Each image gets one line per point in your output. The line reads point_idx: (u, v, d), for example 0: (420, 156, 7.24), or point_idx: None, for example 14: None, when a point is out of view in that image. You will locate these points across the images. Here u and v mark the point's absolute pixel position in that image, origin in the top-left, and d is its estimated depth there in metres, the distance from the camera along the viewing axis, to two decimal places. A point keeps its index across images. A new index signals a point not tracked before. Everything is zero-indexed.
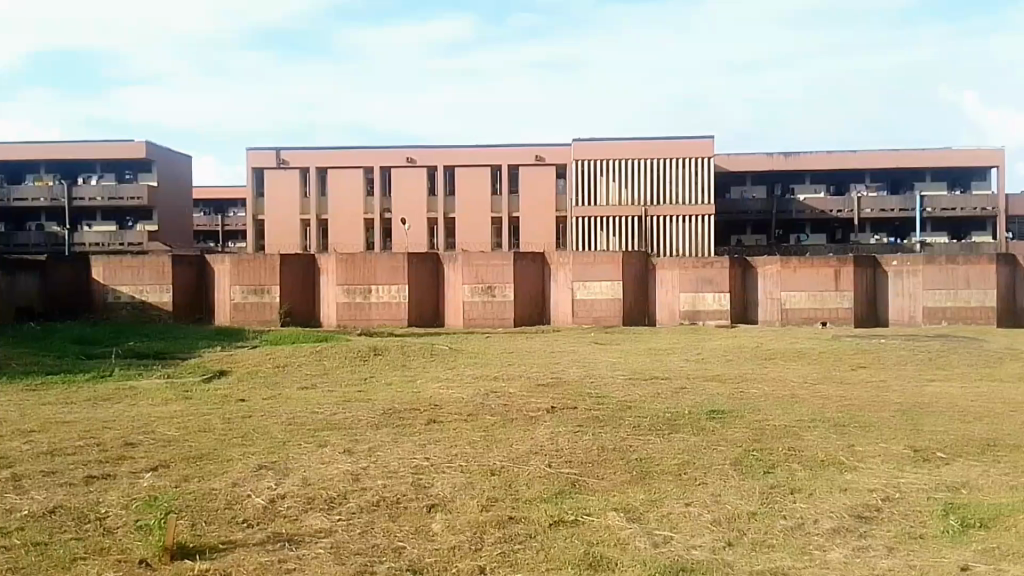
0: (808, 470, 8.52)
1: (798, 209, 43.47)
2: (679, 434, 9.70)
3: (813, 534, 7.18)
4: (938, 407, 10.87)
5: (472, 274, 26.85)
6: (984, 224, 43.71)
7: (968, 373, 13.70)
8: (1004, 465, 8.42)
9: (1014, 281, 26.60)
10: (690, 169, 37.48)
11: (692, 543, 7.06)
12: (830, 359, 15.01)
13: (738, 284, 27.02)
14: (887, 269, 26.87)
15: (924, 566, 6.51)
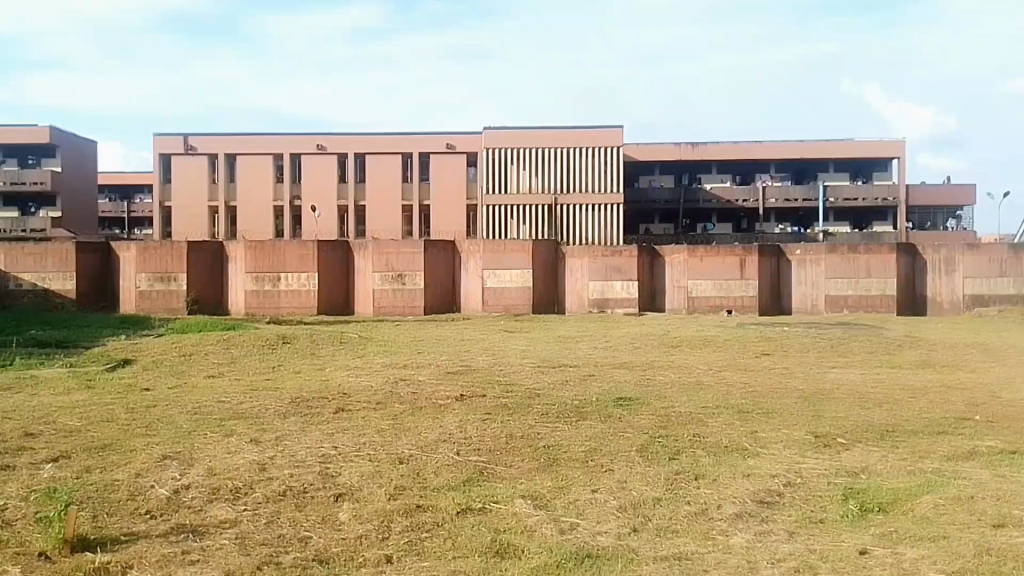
0: (712, 457, 8.62)
1: (705, 199, 44.21)
2: (587, 421, 9.76)
3: (717, 519, 7.27)
4: (840, 394, 11.10)
5: (382, 262, 26.75)
6: (885, 214, 44.83)
7: (869, 360, 14.02)
8: (901, 450, 8.64)
9: (914, 270, 27.20)
10: (597, 159, 37.52)
11: (598, 529, 7.13)
12: (735, 346, 15.25)
13: (646, 273, 27.37)
14: (790, 258, 27.32)
15: (823, 550, 6.66)
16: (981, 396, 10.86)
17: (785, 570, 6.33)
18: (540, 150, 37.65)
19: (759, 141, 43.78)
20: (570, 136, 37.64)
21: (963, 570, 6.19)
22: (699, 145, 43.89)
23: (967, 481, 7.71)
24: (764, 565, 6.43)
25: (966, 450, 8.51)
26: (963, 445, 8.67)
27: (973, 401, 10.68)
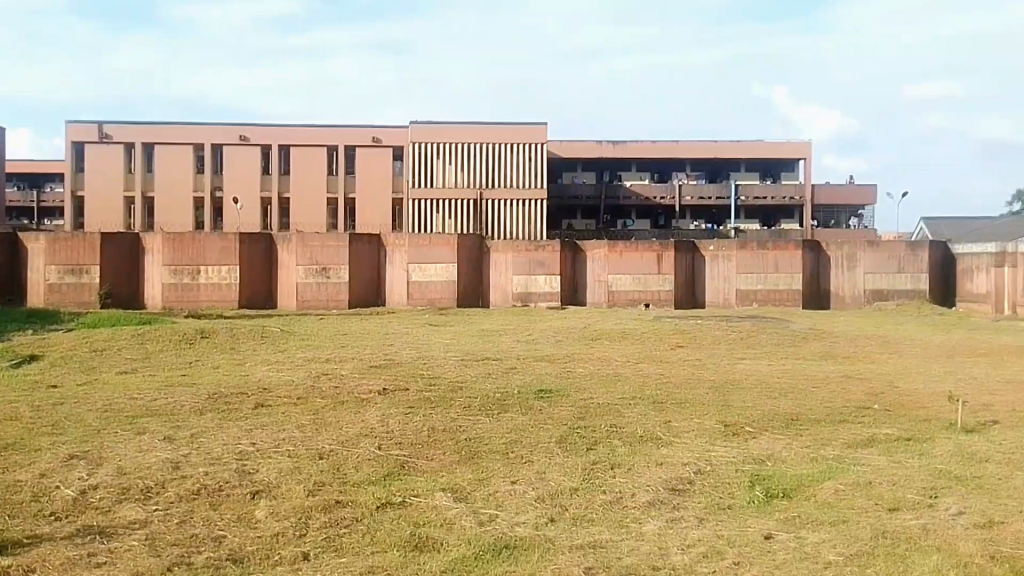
0: (628, 446, 8.86)
1: (625, 196, 44.96)
2: (508, 413, 9.88)
3: (631, 508, 7.49)
4: (748, 384, 11.55)
5: (306, 255, 26.49)
6: (792, 211, 46.43)
7: (776, 351, 14.62)
8: (805, 437, 9.06)
9: (818, 266, 28.47)
10: (520, 154, 37.65)
11: (517, 520, 7.25)
12: (651, 339, 15.67)
13: (568, 268, 27.78)
14: (704, 253, 28.20)
15: (730, 536, 6.96)
16: (878, 386, 11.48)
17: (693, 556, 6.62)
18: (471, 145, 37.54)
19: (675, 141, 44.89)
20: (506, 134, 37.67)
21: (858, 553, 6.58)
22: (620, 142, 44.83)
23: (866, 467, 8.15)
24: (675, 552, 6.69)
25: (864, 437, 8.98)
26: (862, 433, 9.16)
27: (872, 390, 11.26)
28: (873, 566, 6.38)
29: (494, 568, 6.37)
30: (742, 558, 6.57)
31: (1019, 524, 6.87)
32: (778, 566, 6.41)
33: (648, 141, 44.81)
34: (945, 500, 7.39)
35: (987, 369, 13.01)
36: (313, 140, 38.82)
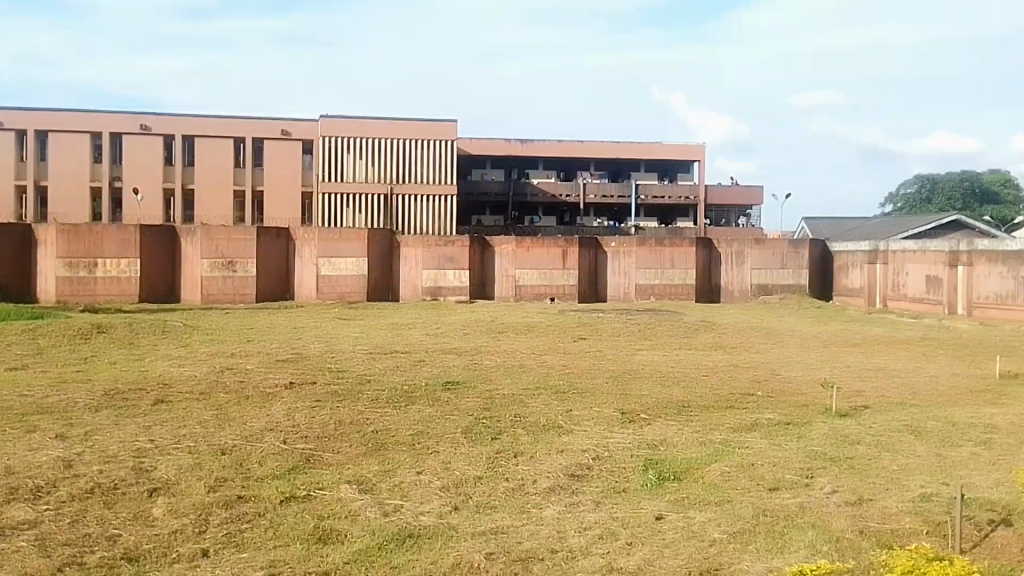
0: (530, 435, 9.17)
1: (532, 193, 45.60)
2: (415, 405, 10.05)
3: (532, 493, 7.81)
4: (645, 373, 12.12)
5: (211, 249, 26.21)
6: (687, 211, 48.30)
7: (670, 342, 15.38)
8: (695, 422, 9.62)
9: (710, 261, 30.72)
10: (430, 151, 37.79)
11: (421, 510, 7.43)
12: (555, 332, 16.18)
13: (477, 262, 29.15)
14: (607, 250, 29.99)
15: (624, 518, 7.37)
16: (761, 373, 12.30)
17: (589, 538, 6.99)
18: (383, 140, 37.41)
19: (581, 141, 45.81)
20: (420, 129, 37.65)
21: (742, 531, 7.10)
22: (528, 142, 45.81)
23: (750, 450, 8.73)
24: (572, 535, 7.04)
25: (748, 423, 9.61)
26: (747, 418, 9.79)
27: (756, 377, 12.04)
28: (753, 543, 6.92)
29: (397, 556, 6.53)
30: (634, 539, 6.99)
31: (884, 500, 7.54)
32: (666, 546, 6.85)
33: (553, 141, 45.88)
34: (820, 479, 8.02)
35: (856, 356, 14.18)
36: (223, 131, 37.58)
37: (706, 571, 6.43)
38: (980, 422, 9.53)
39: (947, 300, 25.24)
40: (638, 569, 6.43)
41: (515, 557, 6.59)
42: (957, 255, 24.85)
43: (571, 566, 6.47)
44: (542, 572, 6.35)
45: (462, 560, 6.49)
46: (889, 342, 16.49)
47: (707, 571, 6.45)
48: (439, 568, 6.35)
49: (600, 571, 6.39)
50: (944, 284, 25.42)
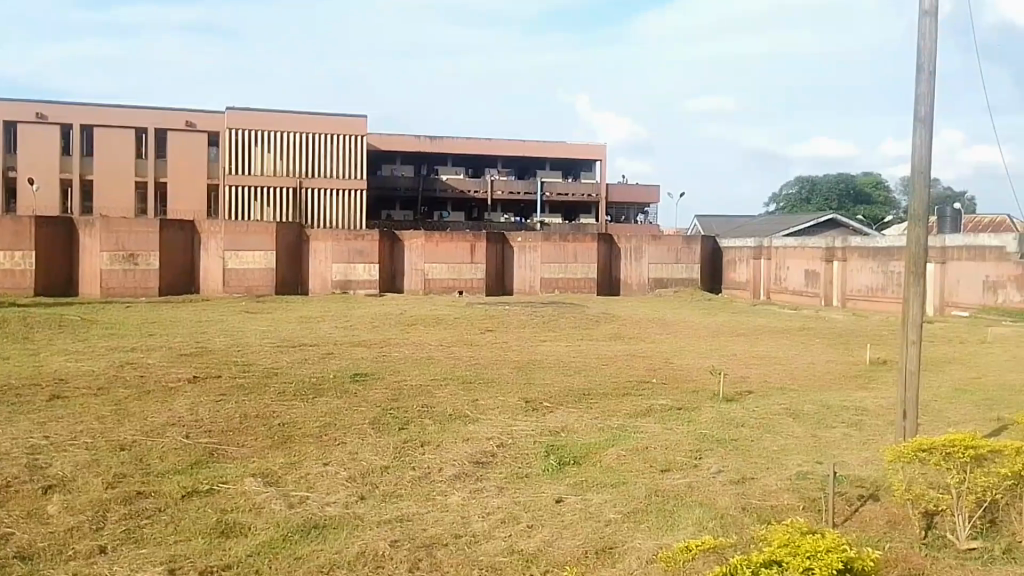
0: (438, 424, 9.45)
1: (442, 188, 46.04)
2: (323, 397, 10.18)
3: (438, 481, 8.08)
4: (547, 363, 12.58)
5: (112, 241, 25.71)
6: (589, 207, 49.83)
7: (572, 333, 15.99)
8: (594, 409, 10.12)
9: (610, 256, 32.19)
10: (340, 146, 37.40)
11: (327, 500, 7.57)
12: (463, 324, 16.54)
13: (387, 256, 29.60)
14: (513, 244, 31.14)
15: (526, 502, 7.72)
16: (656, 362, 12.94)
17: (492, 522, 7.29)
18: (294, 134, 36.74)
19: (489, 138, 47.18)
20: (337, 123, 37.27)
21: (635, 511, 7.54)
22: (438, 138, 46.57)
23: (643, 434, 9.26)
24: (476, 520, 7.32)
25: (643, 409, 10.14)
26: (642, 404, 10.34)
27: (651, 366, 12.67)
28: (644, 521, 7.37)
29: (301, 547, 6.64)
30: (534, 521, 7.34)
31: (765, 478, 8.14)
32: (565, 527, 7.23)
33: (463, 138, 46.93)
34: (708, 460, 8.57)
35: (741, 344, 15.11)
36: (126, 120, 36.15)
37: (602, 549, 6.83)
38: (851, 405, 10.40)
39: (824, 293, 27.38)
40: (537, 550, 6.76)
41: (420, 543, 6.80)
42: (833, 251, 27.05)
43: (473, 550, 6.74)
44: (445, 557, 6.60)
45: (366, 548, 6.66)
46: (773, 331, 17.61)
47: (602, 550, 6.85)
48: (342, 557, 6.50)
49: (502, 553, 6.69)
50: (822, 278, 27.56)
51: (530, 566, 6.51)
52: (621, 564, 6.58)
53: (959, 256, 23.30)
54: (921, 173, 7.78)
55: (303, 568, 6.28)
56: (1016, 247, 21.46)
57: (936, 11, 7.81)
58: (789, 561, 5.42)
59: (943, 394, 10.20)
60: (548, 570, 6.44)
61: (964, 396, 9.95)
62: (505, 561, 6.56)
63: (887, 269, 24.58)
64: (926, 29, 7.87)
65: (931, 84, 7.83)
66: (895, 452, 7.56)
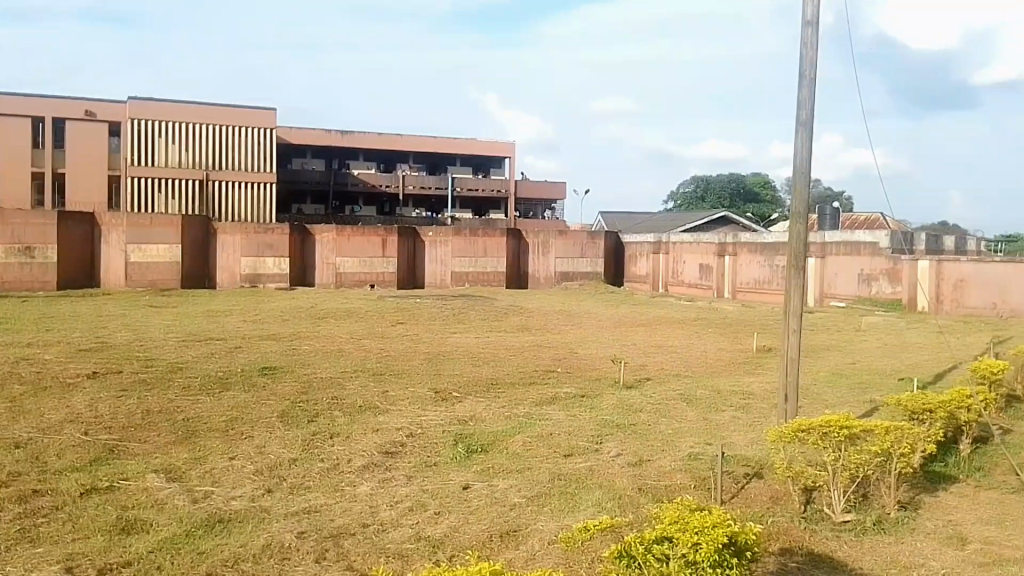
0: (347, 416, 9.64)
1: (353, 183, 45.91)
2: (230, 391, 10.19)
3: (346, 472, 8.26)
4: (457, 354, 12.91)
5: (7, 234, 24.64)
6: (499, 204, 51.60)
7: (481, 325, 16.47)
8: (500, 398, 10.50)
9: (519, 251, 33.57)
10: (247, 137, 36.54)
11: (233, 495, 7.59)
12: (374, 318, 16.77)
13: (297, 250, 29.93)
14: (425, 238, 31.75)
15: (434, 489, 7.97)
16: (560, 351, 13.49)
17: (400, 510, 7.47)
18: (201, 126, 35.83)
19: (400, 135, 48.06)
20: (252, 117, 36.63)
21: (539, 495, 7.88)
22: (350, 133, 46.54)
23: (548, 421, 9.68)
24: (384, 509, 7.49)
25: (547, 397, 10.59)
26: (547, 393, 10.76)
27: (557, 355, 13.16)
28: (548, 504, 7.72)
29: (205, 542, 6.63)
30: (441, 508, 7.56)
31: (660, 460, 8.67)
32: (472, 512, 7.48)
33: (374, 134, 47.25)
34: (607, 444, 9.04)
35: (641, 334, 15.91)
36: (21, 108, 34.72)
37: (506, 533, 7.10)
38: (739, 389, 11.16)
39: (717, 285, 30.87)
40: (444, 536, 6.98)
41: (327, 533, 6.91)
42: (725, 247, 30.57)
43: (381, 538, 6.89)
44: (352, 546, 6.72)
45: (271, 541, 6.71)
46: (671, 321, 18.59)
47: (506, 533, 7.13)
48: (247, 550, 6.53)
49: (409, 540, 6.86)
50: (715, 271, 31.04)
51: (437, 550, 6.70)
52: (525, 545, 6.87)
53: (836, 251, 27.16)
54: (803, 175, 8.42)
55: (208, 563, 6.27)
56: (887, 243, 25.40)
57: (818, 22, 8.37)
58: (679, 536, 5.56)
59: (820, 378, 11.10)
60: (453, 554, 6.64)
61: (839, 379, 10.86)
62: (411, 547, 6.73)
63: (772, 263, 28.41)
64: (808, 38, 8.41)
65: (812, 90, 8.41)
66: (778, 432, 8.15)
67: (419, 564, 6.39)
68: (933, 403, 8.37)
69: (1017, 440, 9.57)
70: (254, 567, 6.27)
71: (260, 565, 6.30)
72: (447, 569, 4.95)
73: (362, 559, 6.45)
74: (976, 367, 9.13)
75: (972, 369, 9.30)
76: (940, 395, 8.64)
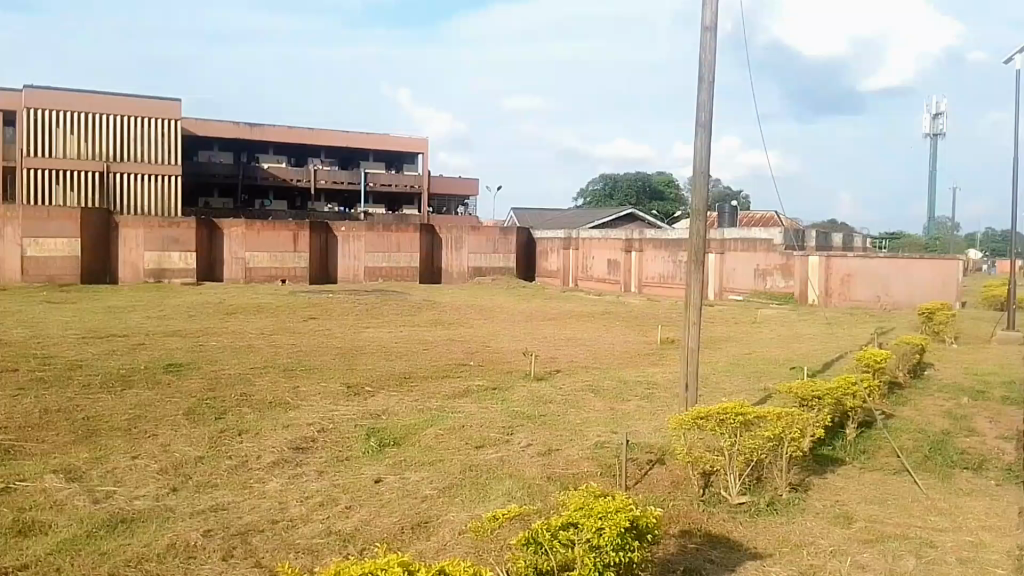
0: (257, 412, 9.73)
1: (262, 176, 47.07)
2: (133, 389, 10.14)
3: (255, 469, 8.26)
4: (368, 349, 13.38)
5: None
6: (413, 199, 53.47)
7: (393, 321, 17.27)
8: (413, 392, 10.79)
9: (432, 246, 36.44)
10: (151, 129, 35.05)
11: (137, 494, 7.47)
12: (285, 314, 17.62)
13: (204, 244, 31.99)
14: (337, 233, 34.56)
15: (346, 483, 8.03)
16: (474, 347, 13.98)
17: (310, 505, 7.49)
18: (102, 116, 34.47)
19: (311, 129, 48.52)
20: (164, 110, 35.25)
21: (451, 486, 8.03)
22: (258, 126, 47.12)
23: (461, 413, 9.97)
24: (293, 504, 7.50)
25: (460, 390, 10.90)
26: (460, 386, 11.13)
27: (469, 349, 13.79)
28: (460, 494, 7.88)
29: (107, 542, 6.49)
30: (352, 502, 7.62)
31: (568, 449, 9.02)
32: (383, 505, 7.56)
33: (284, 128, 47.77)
34: (518, 435, 9.35)
35: (551, 328, 16.69)
36: None
37: (417, 525, 7.20)
38: (644, 379, 11.75)
39: (625, 279, 33.65)
40: (355, 529, 7.02)
41: (235, 531, 6.86)
42: (632, 243, 32.99)
43: (290, 533, 6.89)
44: (260, 543, 6.69)
45: (177, 539, 6.63)
46: (578, 316, 19.78)
47: (417, 524, 7.22)
48: (151, 549, 6.42)
49: (319, 535, 6.87)
50: (622, 267, 33.80)
51: (348, 544, 6.75)
52: (435, 536, 6.98)
53: (735, 247, 29.63)
54: (703, 174, 8.90)
55: (109, 563, 6.14)
56: (780, 240, 27.99)
57: (716, 27, 8.80)
58: (583, 521, 5.70)
59: (719, 367, 11.77)
60: (364, 547, 6.68)
61: (736, 368, 11.55)
62: (322, 542, 6.75)
63: (675, 258, 30.90)
64: (707, 43, 8.84)
65: (710, 94, 8.90)
66: (679, 419, 8.52)
67: (328, 558, 6.40)
68: (822, 390, 8.90)
69: (896, 424, 10.38)
70: (158, 567, 6.17)
71: (164, 565, 6.21)
72: (352, 563, 4.84)
73: (271, 556, 6.43)
74: (862, 357, 9.93)
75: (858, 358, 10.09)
76: (829, 383, 9.21)
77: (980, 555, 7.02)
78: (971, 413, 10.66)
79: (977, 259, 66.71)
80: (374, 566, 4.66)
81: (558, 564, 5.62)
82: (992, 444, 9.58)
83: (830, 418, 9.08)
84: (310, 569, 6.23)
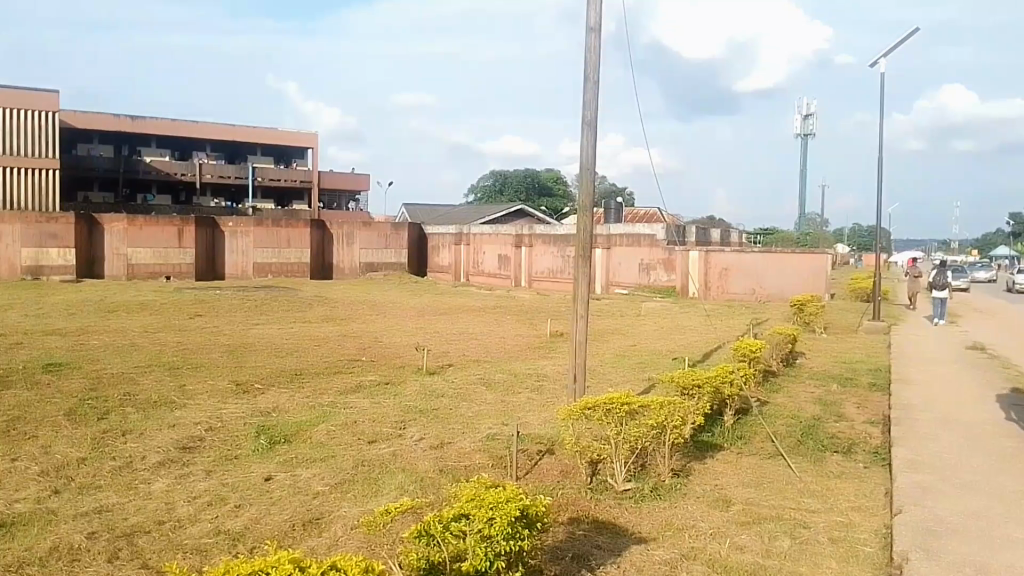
0: (141, 412, 9.67)
1: (144, 170, 47.76)
2: (10, 390, 9.96)
3: (140, 470, 8.12)
4: (259, 346, 13.61)
5: None
6: (303, 194, 55.82)
7: (288, 317, 17.75)
8: (301, 388, 10.95)
9: (322, 241, 38.61)
10: (29, 122, 34.91)
11: (15, 497, 7.27)
12: (173, 310, 17.80)
13: (84, 238, 32.81)
14: (225, 229, 35.97)
15: (235, 482, 7.97)
16: (366, 343, 14.37)
17: (198, 506, 7.37)
18: None
19: (196, 122, 50.28)
20: (44, 104, 35.25)
21: (342, 482, 8.03)
22: (139, 119, 48.22)
23: (351, 409, 10.19)
24: (181, 505, 7.38)
25: (351, 386, 11.16)
26: (352, 381, 11.48)
27: (361, 344, 14.30)
28: (350, 489, 7.88)
29: None
30: (242, 501, 7.53)
31: (460, 442, 9.20)
32: (273, 503, 7.50)
33: (167, 121, 49.22)
34: (409, 430, 9.54)
35: (442, 323, 17.43)
36: None
37: (308, 521, 7.08)
38: (532, 372, 12.32)
39: (515, 275, 35.40)
40: (244, 527, 6.90)
41: (120, 533, 6.70)
42: (521, 239, 35.04)
43: (178, 534, 6.74)
44: (147, 544, 6.53)
45: (60, 542, 6.46)
46: (466, 309, 20.75)
47: (309, 521, 7.11)
48: (33, 553, 6.24)
49: (207, 535, 6.74)
50: (512, 262, 35.64)
51: (237, 543, 6.62)
52: (327, 532, 6.90)
53: (620, 243, 30.74)
54: (588, 170, 9.22)
55: None
56: (662, 235, 29.39)
57: (600, 29, 9.18)
58: (474, 512, 5.58)
59: (605, 359, 12.41)
60: (253, 545, 6.56)
61: (622, 360, 12.23)
62: (211, 542, 6.61)
63: (564, 253, 32.81)
64: (592, 43, 9.21)
65: (594, 93, 9.26)
66: (567, 410, 8.58)
67: (217, 558, 6.26)
68: (701, 379, 9.35)
69: (771, 411, 11.03)
70: (39, 570, 5.99)
71: (47, 568, 6.03)
72: (243, 561, 4.55)
73: (158, 557, 6.29)
74: (739, 347, 10.76)
75: (736, 348, 10.85)
76: (708, 371, 9.71)
77: (850, 534, 7.32)
78: (840, 399, 11.41)
79: (845, 253, 72.25)
80: (264, 564, 4.40)
81: (450, 555, 5.51)
82: (860, 428, 10.22)
83: (708, 406, 9.53)
84: (197, 570, 6.08)
